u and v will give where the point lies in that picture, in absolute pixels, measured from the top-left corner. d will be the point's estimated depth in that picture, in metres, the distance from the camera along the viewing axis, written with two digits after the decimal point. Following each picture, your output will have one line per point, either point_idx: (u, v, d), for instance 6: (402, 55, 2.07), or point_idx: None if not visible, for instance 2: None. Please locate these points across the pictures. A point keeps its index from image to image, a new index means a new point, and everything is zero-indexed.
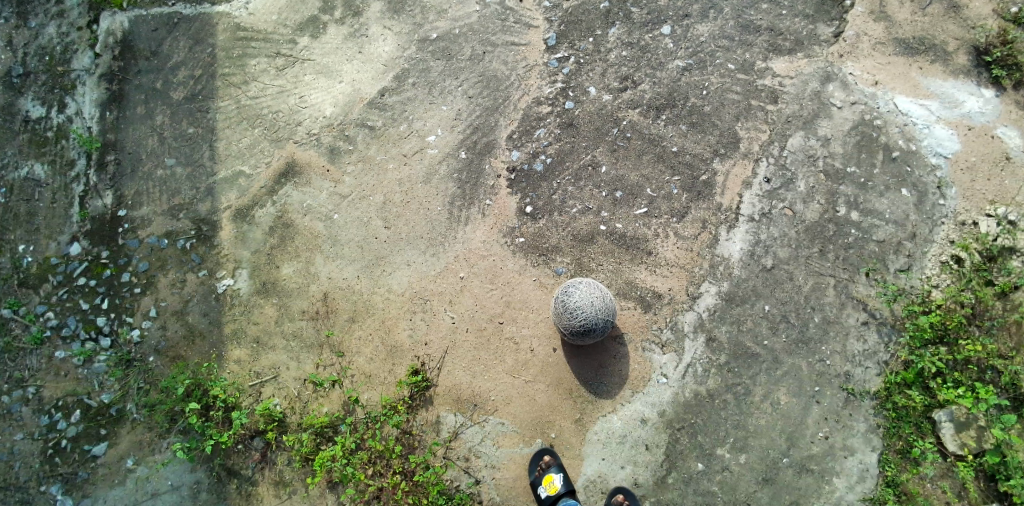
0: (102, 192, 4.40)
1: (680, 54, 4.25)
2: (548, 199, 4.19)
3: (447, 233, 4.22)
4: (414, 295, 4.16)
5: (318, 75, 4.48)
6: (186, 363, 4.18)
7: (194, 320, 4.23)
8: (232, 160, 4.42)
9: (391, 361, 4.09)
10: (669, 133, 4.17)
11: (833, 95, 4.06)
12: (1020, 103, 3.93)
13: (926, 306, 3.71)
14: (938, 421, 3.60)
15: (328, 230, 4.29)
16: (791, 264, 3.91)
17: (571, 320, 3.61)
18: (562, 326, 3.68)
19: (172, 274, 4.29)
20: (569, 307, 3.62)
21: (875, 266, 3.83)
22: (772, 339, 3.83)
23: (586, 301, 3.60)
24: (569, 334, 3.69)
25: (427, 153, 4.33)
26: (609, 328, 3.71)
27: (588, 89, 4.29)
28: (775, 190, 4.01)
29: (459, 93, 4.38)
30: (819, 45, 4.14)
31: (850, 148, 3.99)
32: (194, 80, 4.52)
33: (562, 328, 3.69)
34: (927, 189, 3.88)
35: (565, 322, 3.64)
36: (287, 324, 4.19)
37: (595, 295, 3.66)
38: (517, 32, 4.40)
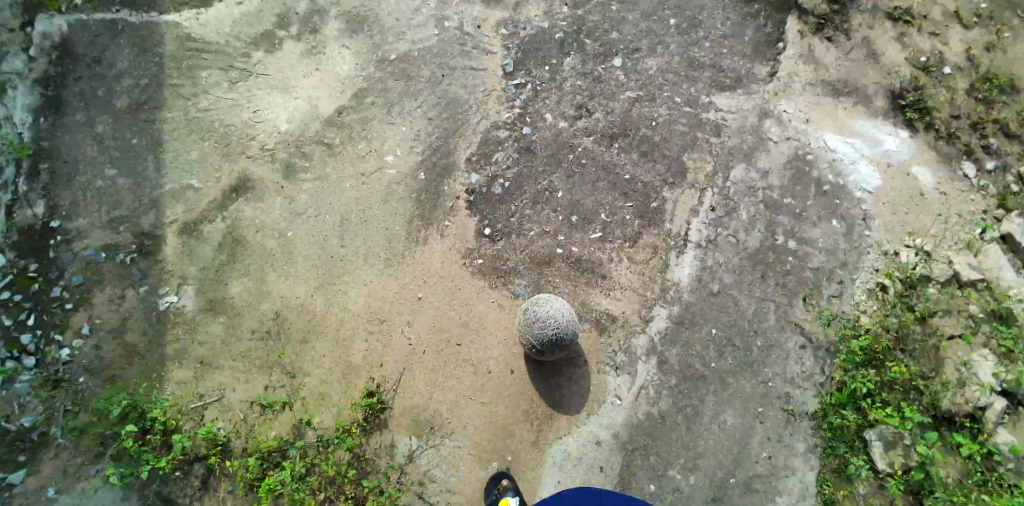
0: (34, 201, 4.29)
1: (631, 85, 4.46)
2: (506, 222, 4.28)
3: (404, 254, 4.27)
4: (370, 315, 4.18)
5: (273, 90, 4.51)
6: (123, 384, 4.11)
7: (132, 339, 4.17)
8: (180, 173, 4.41)
9: (346, 382, 4.08)
10: (621, 161, 4.35)
11: (770, 130, 4.34)
12: (933, 147, 4.27)
13: (856, 331, 3.97)
14: (869, 439, 3.82)
15: (282, 247, 4.30)
16: (735, 289, 4.12)
17: (540, 330, 3.76)
18: (529, 338, 3.83)
19: (108, 290, 4.24)
20: (538, 320, 3.77)
21: (811, 291, 4.09)
22: (719, 361, 4.01)
23: (554, 316, 3.78)
24: (535, 346, 3.82)
25: (386, 173, 4.39)
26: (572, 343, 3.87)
27: (545, 116, 4.43)
28: (719, 219, 4.24)
29: (418, 115, 4.46)
30: (757, 83, 4.42)
31: (786, 181, 4.26)
32: (140, 89, 4.48)
33: (529, 340, 3.83)
34: (854, 221, 4.16)
35: (534, 333, 3.79)
36: (236, 343, 4.16)
37: (561, 312, 3.84)
38: (474, 58, 4.52)
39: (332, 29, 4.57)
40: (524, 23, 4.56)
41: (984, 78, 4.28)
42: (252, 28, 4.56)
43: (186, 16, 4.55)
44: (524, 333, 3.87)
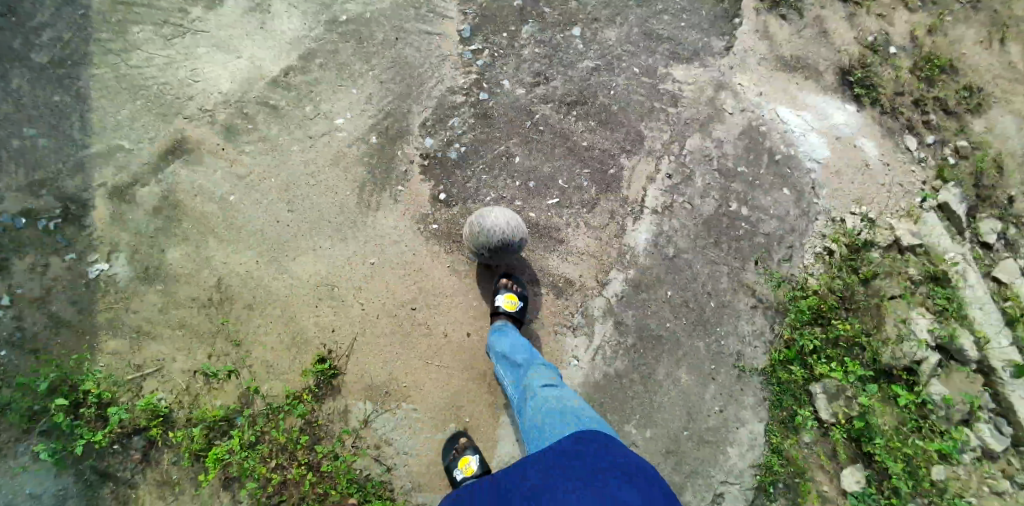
0: None
1: (590, 55, 4.41)
2: (461, 186, 4.22)
3: (356, 220, 4.14)
4: (320, 280, 4.04)
5: (213, 48, 4.30)
6: (50, 357, 3.82)
7: (60, 309, 3.90)
8: (109, 133, 4.14)
9: (296, 349, 3.93)
10: (579, 129, 4.32)
11: (725, 102, 4.36)
12: (879, 122, 4.38)
13: (805, 292, 4.09)
14: (815, 392, 3.97)
15: (224, 211, 4.11)
16: (690, 253, 4.17)
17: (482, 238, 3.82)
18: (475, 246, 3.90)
19: (30, 257, 3.94)
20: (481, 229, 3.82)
21: (763, 256, 4.17)
22: (674, 322, 4.08)
23: (495, 220, 3.80)
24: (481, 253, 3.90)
25: (336, 136, 4.26)
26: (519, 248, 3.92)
27: (502, 82, 4.35)
28: (675, 186, 4.26)
29: (370, 77, 4.34)
30: (712, 56, 4.42)
31: (740, 151, 4.31)
32: (62, 43, 4.19)
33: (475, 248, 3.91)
34: (803, 189, 4.26)
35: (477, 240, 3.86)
36: (175, 311, 3.95)
37: (506, 217, 3.85)
38: (432, 22, 4.41)
39: None
40: None
41: (928, 57, 4.41)
42: None
43: None
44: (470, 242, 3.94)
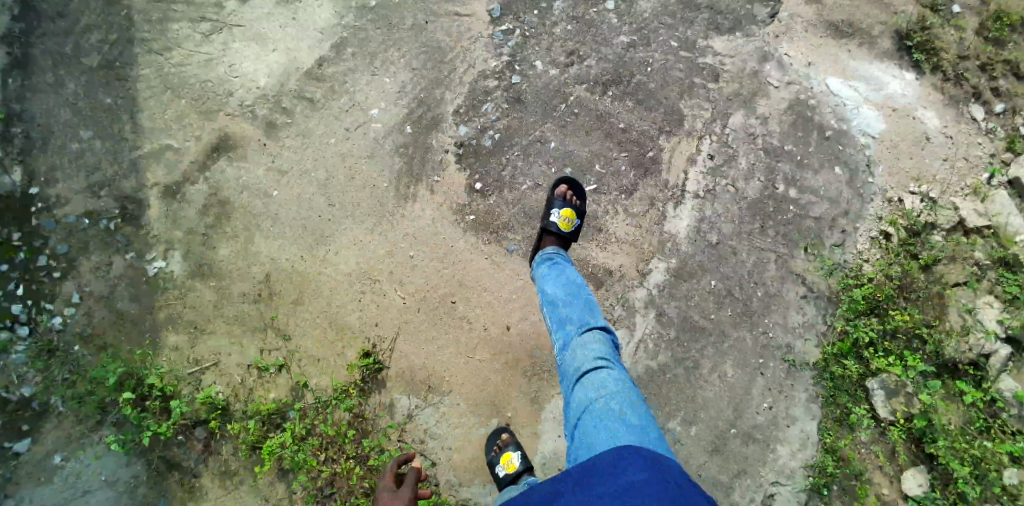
0: (9, 168, 3.90)
1: (625, 30, 4.29)
2: (497, 176, 4.18)
3: (394, 213, 4.18)
4: (361, 275, 4.12)
5: (248, 43, 4.26)
6: (118, 352, 3.98)
7: (123, 307, 4.02)
8: (156, 133, 4.16)
9: (341, 344, 4.05)
10: (616, 109, 4.21)
11: (770, 75, 4.21)
12: (940, 88, 4.14)
13: (860, 280, 3.90)
14: (871, 389, 3.81)
15: (267, 208, 4.17)
16: (734, 240, 4.04)
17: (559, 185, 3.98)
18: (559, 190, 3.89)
19: (95, 258, 4.00)
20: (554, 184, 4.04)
21: (813, 241, 4.00)
22: (718, 313, 3.97)
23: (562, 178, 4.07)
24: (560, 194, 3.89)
25: (370, 128, 4.24)
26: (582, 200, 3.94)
27: (535, 64, 4.26)
28: (718, 168, 4.13)
29: (402, 65, 4.28)
30: (756, 25, 4.27)
31: (787, 127, 4.14)
32: (109, 44, 4.15)
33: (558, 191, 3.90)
34: (857, 167, 4.05)
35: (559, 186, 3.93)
36: (228, 307, 4.08)
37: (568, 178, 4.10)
38: (460, 2, 4.33)
39: None
40: None
41: (996, 16, 4.13)
42: None
43: None
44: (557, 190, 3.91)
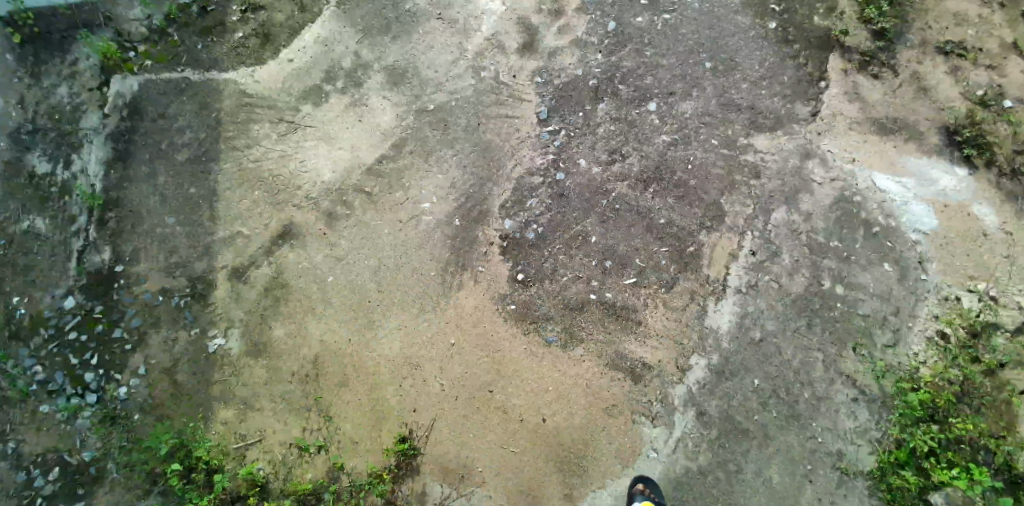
0: (101, 248, 4.40)
1: (667, 129, 4.48)
2: (539, 267, 4.27)
3: (438, 300, 4.28)
4: (404, 359, 4.20)
5: (318, 142, 4.61)
6: (172, 424, 4.20)
7: (182, 380, 4.26)
8: (232, 220, 4.47)
9: (380, 427, 4.12)
10: (657, 205, 4.31)
11: (813, 171, 4.30)
12: (993, 182, 4.17)
13: (914, 383, 3.78)
14: (934, 501, 3.63)
15: (322, 292, 4.36)
16: (779, 337, 3.95)
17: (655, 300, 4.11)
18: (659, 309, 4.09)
19: (162, 332, 4.31)
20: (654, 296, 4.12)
21: (863, 341, 3.90)
22: (763, 414, 3.87)
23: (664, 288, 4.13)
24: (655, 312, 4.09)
25: (422, 220, 4.44)
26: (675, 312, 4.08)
27: (579, 162, 4.46)
28: (761, 263, 4.12)
29: (455, 163, 4.52)
30: (798, 123, 4.42)
31: (832, 224, 4.17)
32: (199, 142, 4.60)
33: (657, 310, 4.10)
34: (909, 264, 4.03)
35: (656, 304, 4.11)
36: (277, 386, 4.22)
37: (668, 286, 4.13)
38: (511, 106, 4.62)
39: (375, 82, 4.72)
40: (558, 70, 4.66)
41: None
42: (301, 83, 4.73)
43: (243, 72, 4.74)
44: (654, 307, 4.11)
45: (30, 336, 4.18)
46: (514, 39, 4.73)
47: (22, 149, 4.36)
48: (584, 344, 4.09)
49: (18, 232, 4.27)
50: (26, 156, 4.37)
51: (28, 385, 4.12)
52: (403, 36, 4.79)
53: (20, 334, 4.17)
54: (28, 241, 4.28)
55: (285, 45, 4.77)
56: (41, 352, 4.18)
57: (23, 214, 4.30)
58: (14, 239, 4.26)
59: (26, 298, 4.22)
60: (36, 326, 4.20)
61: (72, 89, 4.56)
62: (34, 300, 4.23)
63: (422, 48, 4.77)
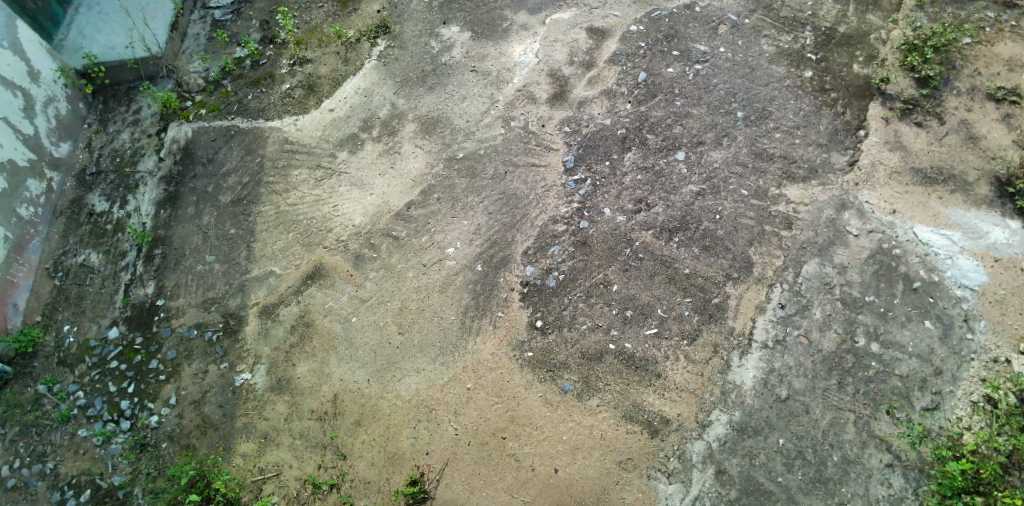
0: (146, 282, 4.52)
1: (695, 179, 4.44)
2: (559, 314, 4.14)
3: (457, 344, 4.12)
4: (419, 402, 3.98)
5: (351, 187, 4.76)
6: (195, 453, 3.93)
7: (209, 411, 4.06)
8: (265, 261, 4.53)
9: (390, 468, 3.81)
10: (681, 255, 4.21)
11: (849, 222, 4.15)
12: None
13: (955, 451, 3.45)
14: None
15: (345, 332, 4.24)
16: (807, 396, 3.72)
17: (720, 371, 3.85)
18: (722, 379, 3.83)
19: (195, 364, 4.22)
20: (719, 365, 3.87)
21: (899, 404, 3.63)
22: (787, 476, 3.55)
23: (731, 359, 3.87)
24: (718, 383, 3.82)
25: (445, 264, 4.39)
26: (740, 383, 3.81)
27: (603, 211, 4.41)
28: (789, 316, 3.93)
29: (480, 209, 4.55)
30: (833, 173, 4.34)
31: (868, 277, 3.97)
32: (242, 185, 4.83)
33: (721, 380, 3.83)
34: (953, 321, 3.79)
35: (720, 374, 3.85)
36: (296, 422, 3.99)
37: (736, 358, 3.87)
38: (538, 154, 4.69)
39: (408, 131, 4.94)
40: (587, 120, 4.78)
41: None
42: (339, 132, 5.01)
43: (287, 121, 5.08)
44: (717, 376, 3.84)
45: (75, 364, 4.26)
46: (544, 90, 4.96)
47: (85, 189, 4.91)
48: (601, 395, 3.88)
49: (75, 264, 4.63)
50: (88, 195, 4.89)
51: (69, 409, 4.10)
52: (437, 86, 5.12)
53: (66, 361, 4.27)
54: (81, 273, 4.59)
55: (328, 96, 5.18)
56: (84, 378, 4.21)
57: (80, 249, 4.68)
58: (70, 271, 4.60)
59: (76, 327, 4.39)
60: (82, 354, 4.29)
61: (133, 134, 5.14)
62: (83, 328, 4.38)
63: (456, 99, 5.04)
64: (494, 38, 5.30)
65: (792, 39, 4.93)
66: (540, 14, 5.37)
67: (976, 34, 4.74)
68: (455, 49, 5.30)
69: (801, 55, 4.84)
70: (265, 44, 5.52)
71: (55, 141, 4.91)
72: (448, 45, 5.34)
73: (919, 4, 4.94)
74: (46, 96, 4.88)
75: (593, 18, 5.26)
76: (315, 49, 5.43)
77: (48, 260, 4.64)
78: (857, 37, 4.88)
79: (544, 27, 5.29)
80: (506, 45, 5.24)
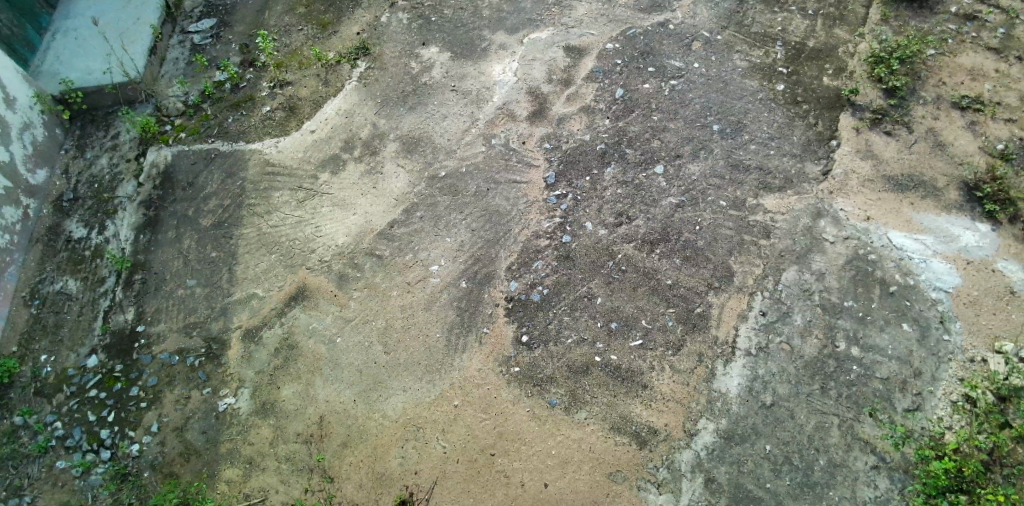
0: (126, 308, 4.46)
1: (674, 191, 4.51)
2: (544, 328, 4.15)
3: (443, 361, 4.12)
4: (407, 421, 3.96)
5: (334, 207, 4.77)
6: (178, 481, 3.86)
7: (192, 437, 4.00)
8: (247, 283, 4.50)
9: (379, 489, 3.77)
10: (663, 266, 4.26)
11: (825, 230, 4.24)
12: (1018, 237, 4.10)
13: (937, 451, 3.50)
14: None
15: (330, 353, 4.22)
16: (792, 401, 3.76)
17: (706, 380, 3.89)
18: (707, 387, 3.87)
19: (177, 390, 4.15)
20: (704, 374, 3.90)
21: (881, 406, 3.69)
22: (775, 482, 3.57)
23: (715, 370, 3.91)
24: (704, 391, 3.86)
25: (430, 281, 4.40)
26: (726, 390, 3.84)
27: (585, 225, 4.46)
28: (771, 323, 3.99)
29: (463, 226, 4.57)
30: (808, 183, 4.43)
31: (846, 282, 4.05)
32: (223, 208, 4.81)
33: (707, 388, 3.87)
34: (929, 323, 3.87)
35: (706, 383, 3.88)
36: (282, 445, 3.93)
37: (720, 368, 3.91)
38: (520, 171, 4.74)
39: (389, 151, 4.97)
40: (567, 136, 4.84)
41: None
42: (321, 153, 5.02)
43: (268, 143, 5.08)
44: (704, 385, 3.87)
45: (53, 393, 4.18)
46: (524, 108, 5.03)
47: (62, 216, 4.86)
48: (589, 407, 3.89)
49: (52, 292, 4.56)
50: (65, 222, 4.84)
51: (47, 439, 4.01)
52: (418, 107, 5.17)
53: (44, 390, 4.19)
54: (58, 301, 4.52)
55: (309, 118, 5.20)
56: (62, 408, 4.13)
57: (57, 276, 4.62)
58: (47, 299, 4.53)
59: (54, 356, 4.32)
60: (60, 383, 4.22)
61: (111, 160, 5.11)
62: (62, 357, 4.31)
63: (437, 118, 5.08)
64: (473, 58, 5.38)
65: (764, 53, 5.06)
66: (518, 34, 5.46)
67: (939, 46, 4.90)
68: (435, 69, 5.36)
69: (773, 69, 4.97)
70: (245, 68, 5.54)
71: (31, 168, 4.87)
72: (427, 65, 5.40)
73: (884, 18, 5.11)
74: (22, 123, 4.84)
75: (570, 37, 5.36)
76: (295, 72, 5.47)
77: (25, 288, 4.58)
78: (826, 50, 5.03)
79: (522, 47, 5.37)
80: (484, 65, 5.32)
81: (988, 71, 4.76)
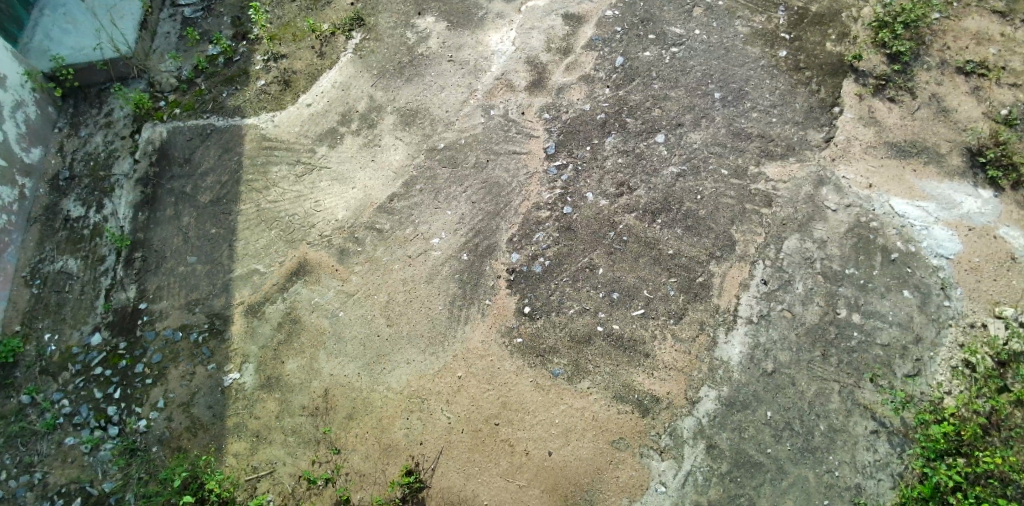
0: (127, 286, 4.45)
1: (675, 160, 4.48)
2: (546, 299, 4.16)
3: (446, 333, 4.13)
4: (412, 393, 3.98)
5: (333, 182, 4.73)
6: (187, 455, 3.90)
7: (199, 412, 4.03)
8: (248, 259, 4.49)
9: (385, 459, 3.82)
10: (665, 237, 4.25)
11: (828, 199, 4.22)
12: (1020, 203, 4.11)
13: (936, 415, 3.55)
14: None
15: (333, 327, 4.23)
16: (793, 368, 3.80)
17: (707, 348, 3.91)
18: (705, 355, 3.90)
19: (182, 366, 4.17)
20: (707, 342, 3.93)
21: (881, 372, 3.73)
22: (776, 447, 3.64)
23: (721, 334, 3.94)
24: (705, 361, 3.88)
25: (431, 254, 4.39)
26: (721, 358, 3.88)
27: (586, 196, 4.44)
28: (772, 292, 4.00)
29: (464, 199, 4.55)
30: (811, 150, 4.41)
31: (847, 250, 4.05)
32: (221, 185, 4.77)
33: (704, 355, 3.90)
34: (930, 290, 3.90)
35: (706, 352, 3.90)
36: (289, 418, 3.97)
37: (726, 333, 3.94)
38: (519, 142, 4.70)
39: (388, 124, 4.92)
40: (566, 106, 4.79)
41: None
42: (319, 126, 4.98)
43: (264, 118, 5.03)
44: (702, 351, 3.91)
45: (58, 372, 4.20)
46: (523, 78, 4.97)
47: (59, 194, 4.84)
48: (591, 377, 3.92)
49: (53, 271, 4.55)
50: (63, 201, 4.81)
51: (54, 417, 4.04)
52: (415, 78, 5.11)
53: (49, 369, 4.21)
54: (59, 280, 4.52)
55: (305, 91, 5.14)
56: (68, 386, 4.15)
57: (57, 256, 4.60)
58: (48, 279, 4.53)
59: (57, 336, 4.32)
60: (65, 361, 4.23)
61: (106, 137, 5.06)
62: (66, 336, 4.31)
63: (434, 90, 5.02)
64: (471, 28, 5.29)
65: (766, 19, 4.98)
66: (515, 3, 5.37)
67: (944, 9, 4.82)
68: (431, 39, 5.29)
69: (775, 35, 4.90)
70: (238, 41, 5.46)
71: (26, 147, 4.83)
72: (424, 35, 5.31)
73: None
74: (14, 101, 4.78)
75: (569, 5, 5.27)
76: (289, 44, 5.38)
77: (26, 268, 4.58)
78: (828, 15, 4.95)
79: (519, 16, 5.29)
80: (482, 34, 5.24)
81: (994, 35, 4.70)
